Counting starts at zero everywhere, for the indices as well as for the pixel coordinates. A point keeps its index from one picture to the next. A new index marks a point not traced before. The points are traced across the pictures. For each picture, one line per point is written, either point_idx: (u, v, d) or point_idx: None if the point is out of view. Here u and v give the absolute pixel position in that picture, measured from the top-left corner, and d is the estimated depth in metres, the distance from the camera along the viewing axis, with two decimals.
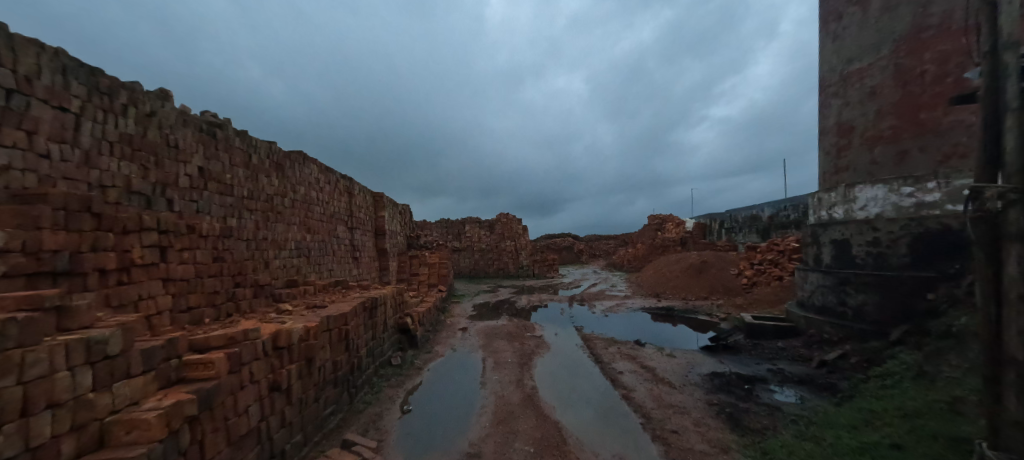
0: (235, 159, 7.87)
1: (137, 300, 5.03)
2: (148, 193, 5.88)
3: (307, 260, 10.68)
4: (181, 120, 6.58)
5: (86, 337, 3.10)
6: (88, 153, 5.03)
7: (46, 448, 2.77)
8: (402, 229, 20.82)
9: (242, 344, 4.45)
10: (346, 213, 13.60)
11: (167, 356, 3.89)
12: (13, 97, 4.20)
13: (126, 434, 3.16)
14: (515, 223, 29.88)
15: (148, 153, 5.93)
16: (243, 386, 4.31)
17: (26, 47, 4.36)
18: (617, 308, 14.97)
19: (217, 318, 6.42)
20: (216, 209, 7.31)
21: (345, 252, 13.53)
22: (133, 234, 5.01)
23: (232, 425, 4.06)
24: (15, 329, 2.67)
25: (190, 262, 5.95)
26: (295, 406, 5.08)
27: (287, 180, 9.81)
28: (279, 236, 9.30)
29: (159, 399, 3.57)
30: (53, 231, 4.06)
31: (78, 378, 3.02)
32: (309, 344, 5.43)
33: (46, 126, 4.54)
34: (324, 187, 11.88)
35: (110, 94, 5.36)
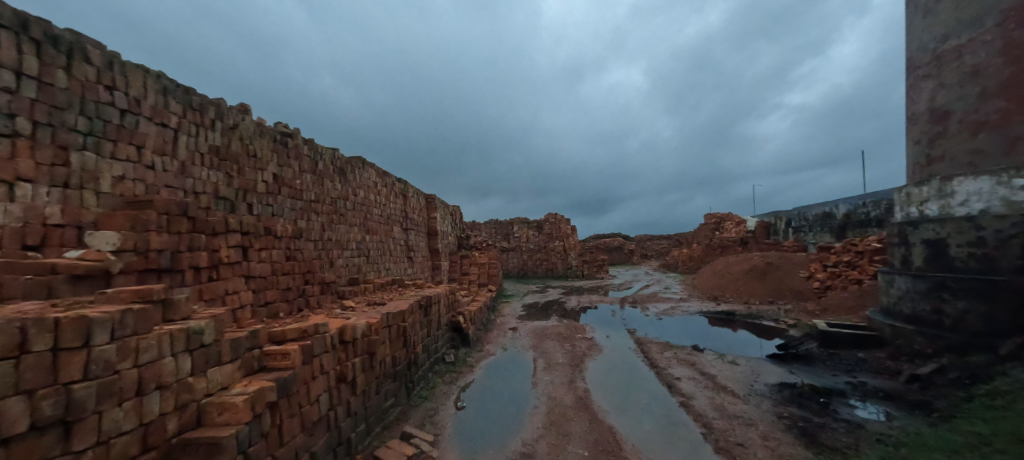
0: (304, 166, 8.51)
1: (225, 295, 5.58)
2: (231, 199, 6.51)
3: (366, 259, 11.31)
4: (259, 131, 7.22)
5: (185, 327, 3.49)
6: (184, 163, 5.67)
7: (156, 424, 3.18)
8: (453, 230, 21.41)
9: (314, 337, 4.79)
10: (401, 215, 14.22)
11: (251, 346, 4.28)
12: (125, 116, 4.88)
13: (218, 415, 3.53)
14: (564, 222, 29.67)
15: (232, 162, 6.56)
16: (315, 377, 4.63)
17: (134, 72, 4.99)
18: (672, 311, 14.35)
19: (290, 312, 6.97)
20: (287, 213, 7.94)
21: (401, 252, 14.14)
22: (220, 236, 5.55)
23: (305, 412, 4.37)
24: (132, 318, 3.09)
25: (267, 261, 6.50)
26: (359, 397, 5.39)
27: (349, 184, 10.44)
28: (341, 237, 9.91)
29: (244, 385, 3.94)
30: (160, 233, 4.64)
31: (179, 365, 3.42)
32: (371, 339, 5.74)
33: (151, 140, 5.18)
34: (381, 190, 12.49)
35: (201, 110, 6.01)
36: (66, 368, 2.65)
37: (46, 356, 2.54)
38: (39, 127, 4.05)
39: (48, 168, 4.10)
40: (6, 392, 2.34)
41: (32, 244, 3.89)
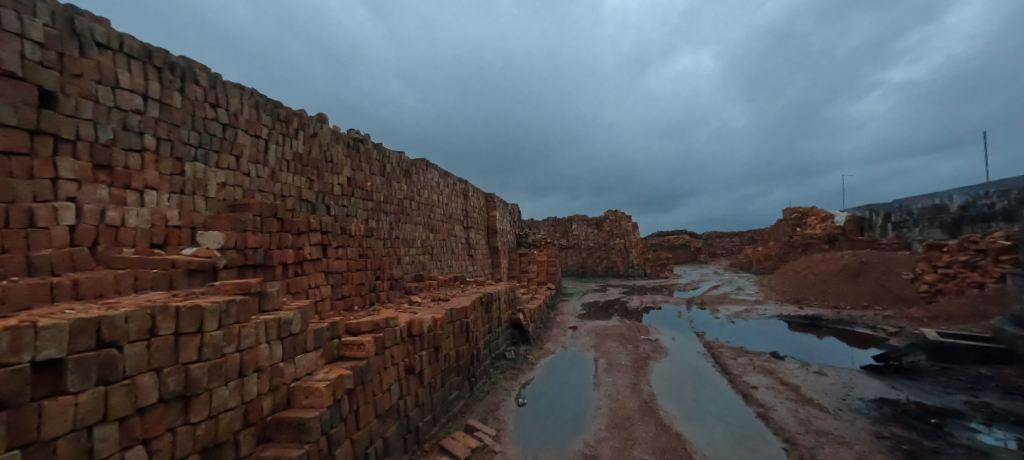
0: (374, 169, 9.07)
1: (309, 289, 6.11)
2: (312, 201, 7.12)
3: (430, 257, 11.80)
4: (335, 138, 7.82)
5: (276, 317, 3.89)
6: (273, 170, 6.31)
7: (253, 403, 3.60)
8: (512, 228, 21.67)
9: (386, 329, 5.09)
10: (462, 214, 14.66)
11: (331, 336, 4.65)
12: (226, 130, 5.54)
13: (305, 398, 3.88)
14: (625, 220, 28.68)
15: (312, 167, 7.16)
16: (386, 367, 4.91)
17: (232, 90, 5.63)
18: (746, 314, 13.30)
19: (363, 306, 7.47)
20: (360, 213, 8.51)
21: (462, 250, 14.58)
22: (304, 235, 6.08)
23: (378, 400, 4.66)
24: (234, 308, 3.51)
25: (343, 258, 7.01)
26: (426, 389, 5.63)
27: (414, 185, 10.95)
28: (408, 235, 10.44)
29: (326, 371, 4.30)
30: (256, 233, 5.19)
31: (272, 351, 3.82)
32: (436, 333, 5.97)
33: (247, 150, 5.84)
34: (443, 190, 12.96)
35: (287, 121, 6.63)
36: (184, 350, 3.09)
37: (169, 339, 2.98)
38: (161, 142, 4.72)
39: (169, 177, 4.78)
40: (141, 368, 2.79)
41: (157, 242, 4.57)
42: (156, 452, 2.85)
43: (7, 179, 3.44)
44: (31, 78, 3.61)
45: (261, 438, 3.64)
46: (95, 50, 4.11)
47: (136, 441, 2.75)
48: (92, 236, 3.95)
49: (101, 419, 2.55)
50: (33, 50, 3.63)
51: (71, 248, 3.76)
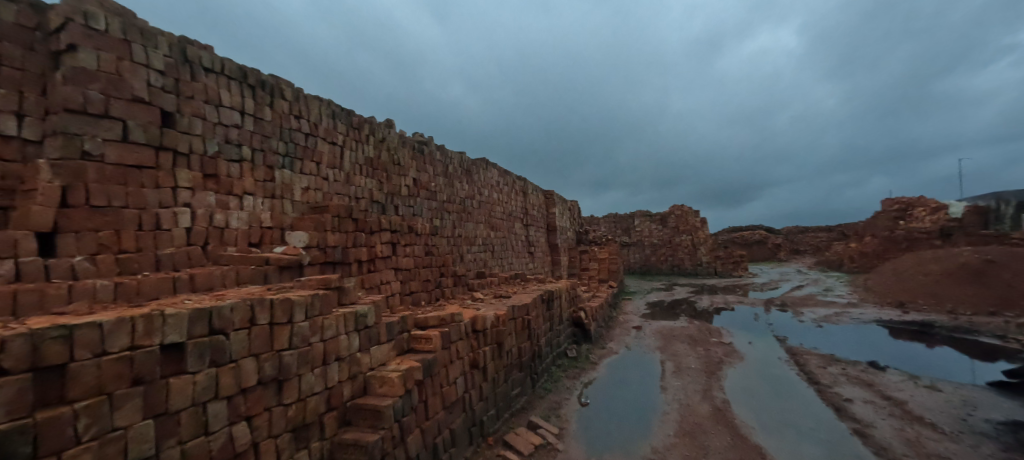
0: (438, 169, 9.43)
1: (381, 284, 6.50)
2: (382, 202, 7.57)
3: (491, 254, 12.03)
4: (401, 142, 8.24)
5: (353, 311, 4.19)
6: (348, 174, 6.81)
7: (335, 388, 3.91)
8: (572, 225, 21.43)
9: (451, 324, 5.26)
10: (521, 212, 14.78)
11: (402, 330, 4.92)
12: (308, 139, 6.07)
13: (379, 387, 4.14)
14: (692, 215, 27.05)
15: (382, 170, 7.62)
16: (452, 361, 5.08)
17: (312, 102, 6.15)
18: (837, 318, 11.91)
19: (430, 301, 7.81)
20: (425, 212, 8.90)
21: (522, 247, 14.68)
22: (376, 233, 6.48)
23: (445, 392, 4.84)
24: (318, 302, 3.85)
25: (411, 255, 7.38)
26: (490, 383, 5.74)
27: (475, 184, 11.22)
28: (469, 233, 10.73)
29: (398, 363, 4.54)
30: (334, 232, 5.62)
31: (350, 341, 4.12)
32: (499, 329, 6.07)
33: (325, 157, 6.35)
34: (503, 188, 13.14)
35: (360, 128, 7.11)
36: (277, 338, 3.45)
37: (265, 328, 3.35)
38: (255, 152, 5.29)
39: (262, 183, 5.34)
40: (243, 353, 3.17)
41: (254, 241, 5.14)
42: (256, 428, 3.21)
43: (140, 189, 4.06)
44: (155, 102, 4.23)
45: (342, 422, 3.95)
46: (202, 74, 4.70)
47: (240, 417, 3.12)
48: (203, 237, 4.55)
49: (212, 396, 2.94)
50: (156, 78, 4.25)
51: (188, 247, 4.36)
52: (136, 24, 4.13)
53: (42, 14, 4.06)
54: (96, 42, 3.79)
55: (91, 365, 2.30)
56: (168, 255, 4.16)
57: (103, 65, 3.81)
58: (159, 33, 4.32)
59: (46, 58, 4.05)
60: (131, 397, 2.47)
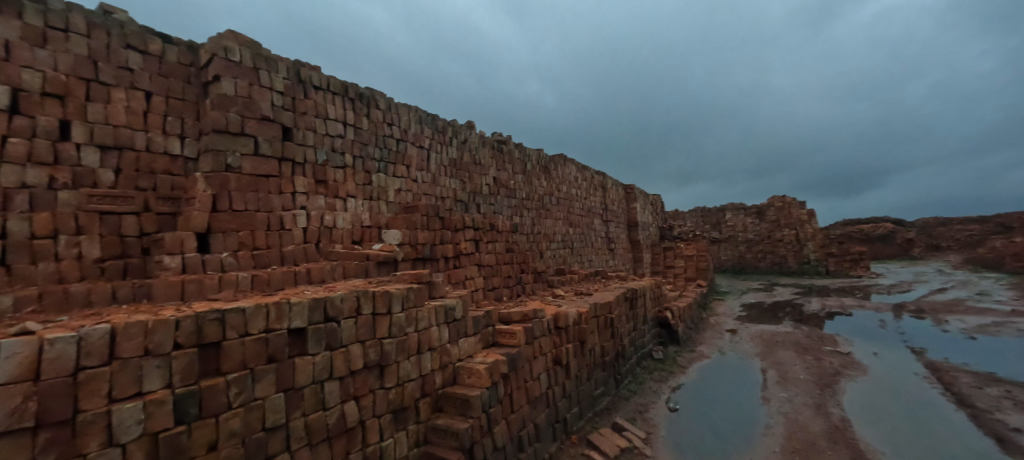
0: (516, 167, 9.59)
1: (466, 280, 6.78)
2: (465, 201, 7.91)
3: (571, 251, 11.93)
4: (482, 142, 8.53)
5: (443, 304, 4.45)
6: (434, 175, 7.22)
7: (428, 376, 4.18)
8: (654, 220, 20.39)
9: (535, 320, 5.31)
10: (600, 207, 14.42)
11: (487, 324, 5.09)
12: (399, 144, 6.55)
13: (468, 378, 4.32)
14: (795, 207, 24.07)
15: (464, 170, 7.96)
16: (536, 357, 5.13)
17: (402, 110, 6.63)
18: (998, 329, 9.71)
19: (511, 297, 7.97)
20: (505, 210, 9.11)
21: (602, 244, 14.34)
22: (461, 231, 6.77)
23: (530, 386, 4.90)
24: (412, 295, 4.15)
25: (493, 252, 7.60)
26: (573, 381, 5.69)
27: (553, 180, 11.21)
28: (548, 230, 10.75)
29: (484, 355, 4.71)
30: (424, 230, 6.00)
31: (440, 333, 4.38)
32: (581, 327, 5.99)
33: (414, 160, 6.81)
34: (582, 184, 12.94)
35: (444, 131, 7.49)
36: (379, 327, 3.79)
37: (369, 317, 3.70)
38: (356, 159, 5.84)
39: (362, 187, 5.88)
40: (351, 339, 3.54)
41: (356, 239, 5.69)
42: (363, 408, 3.55)
43: (268, 194, 4.71)
44: (277, 119, 4.88)
45: (435, 408, 4.20)
46: (313, 92, 5.32)
47: (350, 397, 3.48)
48: (316, 235, 5.14)
49: (328, 376, 3.32)
50: (278, 98, 4.90)
51: (304, 245, 4.97)
52: (262, 53, 4.81)
53: (196, 52, 4.92)
54: (234, 72, 4.50)
55: (237, 343, 2.78)
56: (290, 252, 4.78)
57: (239, 91, 4.52)
58: (279, 58, 4.97)
59: (200, 88, 4.91)
60: (267, 372, 2.92)
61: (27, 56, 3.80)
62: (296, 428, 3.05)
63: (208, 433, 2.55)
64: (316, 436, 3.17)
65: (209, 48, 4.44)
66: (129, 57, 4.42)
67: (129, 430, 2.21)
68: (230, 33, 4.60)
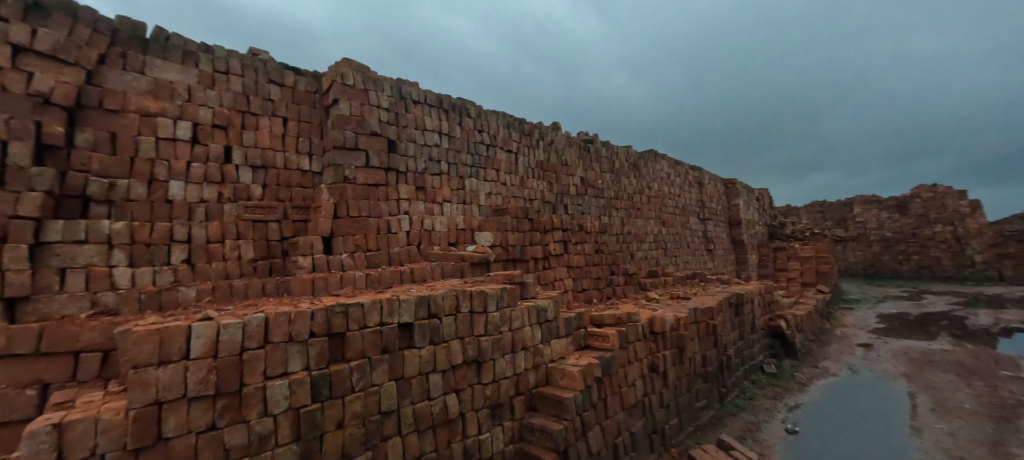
0: (604, 166, 9.38)
1: (556, 281, 6.79)
2: (553, 202, 7.95)
3: (664, 252, 11.28)
4: (568, 142, 8.51)
5: (535, 304, 4.53)
6: (522, 178, 7.38)
7: (522, 375, 4.27)
8: (761, 218, 18.34)
9: (629, 324, 5.12)
10: (696, 205, 13.41)
11: (579, 326, 5.05)
12: (489, 150, 6.82)
13: (561, 379, 4.32)
14: (951, 197, 19.76)
15: (551, 172, 8.00)
16: (630, 362, 4.94)
17: (492, 116, 6.91)
18: None
19: (601, 299, 7.79)
20: (593, 210, 8.96)
21: (699, 244, 13.32)
22: (549, 232, 6.82)
23: (625, 392, 4.73)
24: (505, 295, 4.29)
25: (582, 253, 7.52)
26: (671, 390, 5.37)
27: (643, 178, 10.72)
28: (639, 230, 10.31)
29: (577, 357, 4.67)
30: (514, 232, 6.16)
31: (533, 333, 4.45)
32: (680, 333, 5.62)
33: (503, 164, 7.03)
34: (675, 180, 12.18)
35: (531, 134, 7.63)
36: (476, 325, 3.98)
37: (467, 315, 3.91)
38: (451, 166, 6.22)
39: (456, 192, 6.24)
40: (451, 335, 3.77)
41: (452, 241, 6.05)
42: (463, 401, 3.75)
43: (377, 201, 5.23)
44: (383, 133, 5.40)
45: (528, 407, 4.28)
46: (412, 106, 5.80)
47: (452, 389, 3.69)
48: (417, 238, 5.57)
49: (432, 368, 3.57)
50: (383, 114, 5.43)
51: (408, 247, 5.42)
52: (371, 75, 5.38)
53: (319, 80, 5.69)
54: (349, 94, 5.10)
55: (357, 334, 3.13)
56: (396, 253, 5.25)
57: (353, 110, 5.10)
58: (384, 78, 5.51)
59: (322, 111, 5.66)
60: (381, 362, 3.23)
61: (203, 96, 4.74)
62: (406, 414, 3.33)
63: (336, 412, 2.92)
64: (423, 423, 3.43)
65: (329, 75, 5.09)
66: (271, 90, 5.27)
67: (278, 404, 2.66)
68: (345, 61, 5.22)
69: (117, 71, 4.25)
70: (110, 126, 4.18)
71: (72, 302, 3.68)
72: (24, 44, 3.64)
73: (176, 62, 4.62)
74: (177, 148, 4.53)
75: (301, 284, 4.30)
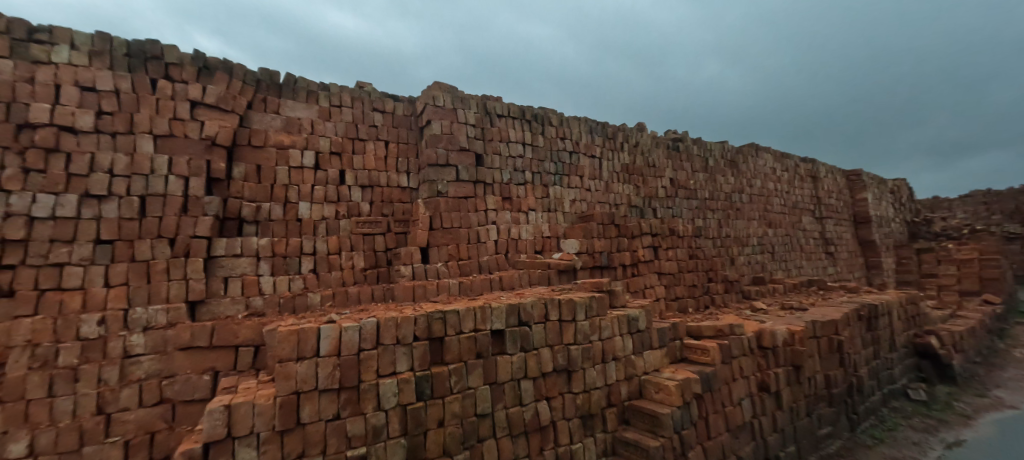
0: (696, 165, 8.77)
1: (647, 288, 6.50)
2: (640, 206, 7.65)
3: (771, 256, 10.12)
4: (655, 143, 8.14)
5: (625, 314, 4.40)
6: (607, 183, 7.24)
7: (614, 386, 4.17)
8: (897, 213, 15.50)
9: (732, 337, 4.71)
10: (810, 202, 11.83)
11: (674, 337, 4.79)
12: (572, 156, 6.81)
13: (656, 393, 4.11)
14: None
15: (637, 175, 7.73)
16: (735, 379, 4.53)
17: (574, 123, 6.91)
18: None
19: (698, 308, 7.25)
20: (686, 213, 8.42)
21: (815, 246, 11.70)
22: (638, 238, 6.57)
23: (729, 412, 4.35)
24: (594, 304, 4.24)
25: (674, 259, 7.10)
26: (786, 413, 4.80)
27: (742, 175, 9.79)
28: (740, 232, 9.40)
29: (672, 371, 4.42)
30: (600, 239, 6.06)
31: (624, 343, 4.33)
32: (795, 349, 5.01)
33: (587, 170, 6.97)
34: (781, 175, 10.91)
35: (614, 137, 7.45)
36: (565, 334, 3.99)
37: (556, 323, 3.95)
38: (535, 175, 6.34)
39: (541, 200, 6.33)
40: (541, 343, 3.83)
41: (538, 249, 6.14)
42: (554, 409, 3.78)
43: (467, 213, 5.54)
44: (471, 148, 5.71)
45: (621, 420, 4.15)
46: (497, 120, 6.05)
47: (543, 397, 3.75)
48: (505, 246, 5.77)
49: (524, 375, 3.66)
50: (471, 130, 5.75)
51: (496, 255, 5.64)
52: (459, 95, 5.74)
53: (414, 104, 6.23)
54: (440, 114, 5.50)
55: (454, 339, 3.34)
56: (486, 261, 5.50)
57: (444, 129, 5.49)
58: (471, 97, 5.85)
59: (417, 132, 6.18)
60: (476, 366, 3.40)
61: (322, 128, 5.49)
62: (500, 418, 3.46)
63: (437, 411, 3.14)
64: (517, 428, 3.53)
65: (422, 99, 5.55)
66: (375, 117, 5.91)
67: (389, 400, 2.96)
68: (436, 84, 5.65)
69: (260, 113, 5.13)
70: (256, 159, 5.05)
71: (231, 306, 4.50)
72: (198, 99, 4.62)
73: (302, 101, 5.43)
74: (303, 173, 5.30)
75: (403, 292, 4.74)
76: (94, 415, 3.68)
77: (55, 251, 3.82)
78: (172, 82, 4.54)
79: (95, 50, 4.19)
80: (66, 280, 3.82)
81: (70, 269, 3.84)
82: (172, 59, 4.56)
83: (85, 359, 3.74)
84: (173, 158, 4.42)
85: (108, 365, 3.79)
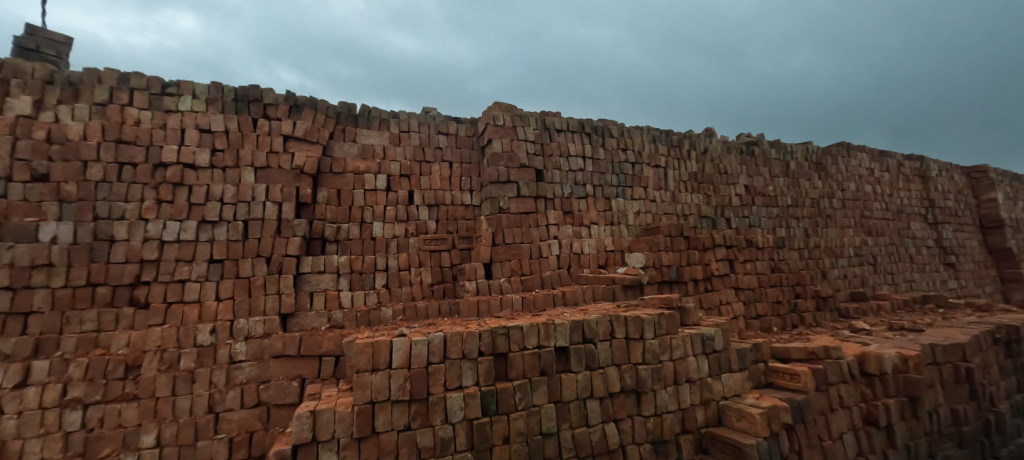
0: (775, 170, 8.08)
1: (723, 305, 6.04)
2: (711, 216, 7.21)
3: (872, 268, 8.91)
4: (725, 148, 7.66)
5: (699, 333, 4.11)
6: (674, 193, 6.92)
7: (689, 411, 3.90)
8: None
9: (827, 361, 4.19)
10: (919, 205, 10.30)
11: (757, 359, 4.38)
12: (635, 167, 6.62)
13: (737, 421, 3.75)
14: None
15: (707, 183, 7.30)
16: (834, 409, 4.01)
17: (636, 133, 6.74)
18: None
19: (785, 328, 6.56)
20: (765, 222, 7.74)
21: (929, 257, 10.11)
22: (710, 251, 6.14)
23: (828, 447, 3.84)
24: (664, 321, 4.02)
25: (753, 273, 6.53)
26: (901, 453, 4.13)
27: (831, 177, 8.82)
28: (833, 242, 8.41)
29: (756, 397, 4.02)
30: (667, 252, 5.78)
31: (699, 364, 4.04)
32: (909, 377, 4.33)
33: (651, 180, 6.72)
34: (881, 176, 9.65)
35: (680, 146, 7.14)
36: (633, 352, 3.82)
37: (623, 341, 3.80)
38: (596, 188, 6.24)
39: (603, 213, 6.20)
40: (608, 362, 3.70)
41: (602, 263, 5.98)
42: (623, 432, 3.61)
43: (529, 228, 5.59)
44: (532, 164, 5.79)
45: (699, 448, 3.85)
46: (556, 135, 6.08)
47: (610, 418, 3.60)
48: (568, 261, 5.70)
49: (590, 394, 3.55)
50: (531, 146, 5.84)
51: (559, 270, 5.59)
52: (518, 113, 5.88)
53: (476, 125, 6.49)
54: (500, 133, 5.67)
55: (519, 355, 3.35)
56: (549, 277, 5.47)
57: (504, 147, 5.63)
58: (530, 114, 5.96)
59: (479, 152, 6.41)
60: (541, 383, 3.37)
61: (393, 153, 5.91)
62: (566, 438, 3.37)
63: (503, 427, 3.14)
64: (584, 450, 3.41)
65: (483, 120, 5.76)
66: (440, 140, 6.24)
67: (456, 414, 3.02)
68: (497, 104, 5.84)
69: (340, 143, 5.65)
70: (337, 184, 5.55)
71: (316, 318, 4.91)
72: (289, 134, 5.22)
73: (376, 129, 5.89)
74: (377, 195, 5.71)
75: (468, 307, 4.87)
76: (205, 413, 4.20)
77: (179, 269, 4.47)
78: (269, 120, 5.18)
79: (211, 97, 4.92)
80: (187, 294, 4.46)
81: (190, 285, 4.48)
82: (269, 100, 5.21)
83: (200, 363, 4.30)
84: (269, 186, 5.00)
85: (217, 369, 4.32)
